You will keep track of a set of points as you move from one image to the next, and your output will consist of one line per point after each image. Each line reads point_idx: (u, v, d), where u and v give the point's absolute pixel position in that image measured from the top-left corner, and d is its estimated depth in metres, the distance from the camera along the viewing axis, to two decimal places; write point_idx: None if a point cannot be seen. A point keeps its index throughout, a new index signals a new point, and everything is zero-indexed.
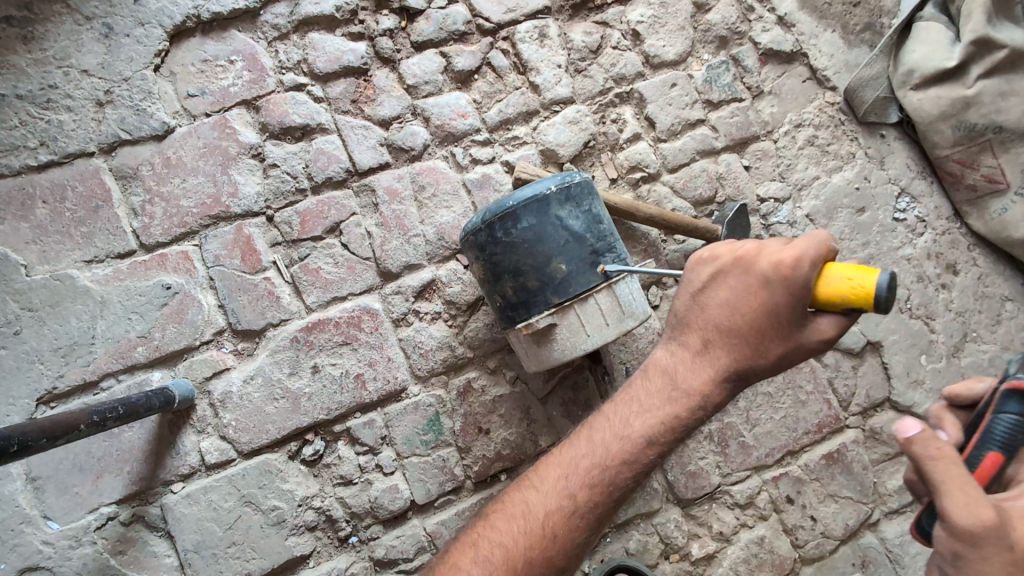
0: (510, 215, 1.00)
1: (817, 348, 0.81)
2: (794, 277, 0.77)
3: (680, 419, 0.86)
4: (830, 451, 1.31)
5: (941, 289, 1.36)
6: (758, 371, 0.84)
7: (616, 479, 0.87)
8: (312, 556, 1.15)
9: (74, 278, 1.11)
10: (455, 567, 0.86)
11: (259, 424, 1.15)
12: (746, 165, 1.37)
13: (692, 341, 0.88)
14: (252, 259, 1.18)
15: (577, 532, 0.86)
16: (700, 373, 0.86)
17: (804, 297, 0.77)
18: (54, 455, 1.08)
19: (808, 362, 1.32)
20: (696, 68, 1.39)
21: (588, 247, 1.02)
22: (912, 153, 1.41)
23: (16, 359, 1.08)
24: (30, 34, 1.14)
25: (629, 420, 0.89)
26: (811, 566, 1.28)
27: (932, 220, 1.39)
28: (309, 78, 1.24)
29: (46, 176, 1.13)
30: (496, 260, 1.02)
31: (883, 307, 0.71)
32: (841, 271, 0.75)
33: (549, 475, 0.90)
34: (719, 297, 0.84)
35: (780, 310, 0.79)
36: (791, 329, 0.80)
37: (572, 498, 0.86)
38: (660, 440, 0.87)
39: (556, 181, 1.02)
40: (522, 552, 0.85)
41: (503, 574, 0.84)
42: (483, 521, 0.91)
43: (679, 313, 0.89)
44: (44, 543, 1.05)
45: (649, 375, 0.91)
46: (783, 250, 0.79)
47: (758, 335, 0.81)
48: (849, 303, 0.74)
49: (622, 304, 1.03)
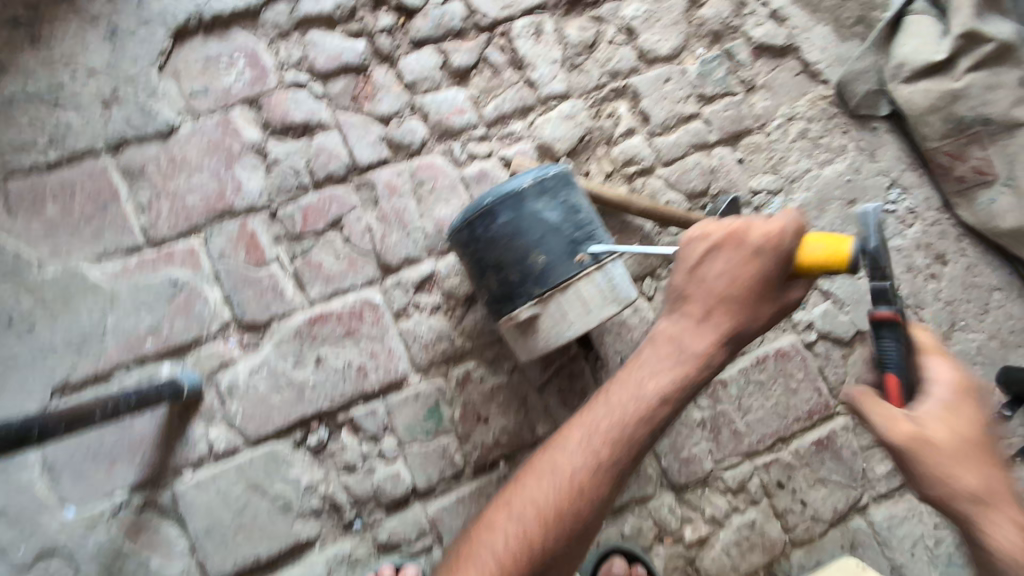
0: (489, 211, 1.03)
1: (796, 306, 0.91)
2: (783, 246, 0.84)
3: (690, 377, 0.91)
4: (820, 437, 1.34)
5: (930, 279, 1.39)
6: (753, 332, 0.91)
7: (635, 436, 0.90)
8: (317, 540, 1.19)
9: (85, 272, 1.15)
10: (492, 527, 0.91)
11: (265, 413, 1.19)
12: (739, 158, 1.39)
13: (694, 310, 0.91)
14: (257, 253, 1.22)
15: (601, 487, 0.90)
16: (706, 336, 0.90)
17: (789, 264, 0.85)
18: (69, 443, 1.13)
19: (799, 351, 1.35)
20: (691, 62, 1.41)
21: (565, 238, 1.04)
22: (903, 145, 1.43)
23: (31, 351, 1.12)
24: (38, 36, 1.17)
25: (643, 381, 0.92)
26: (801, 548, 1.32)
27: (922, 211, 1.41)
28: (309, 76, 1.27)
29: (55, 174, 1.16)
30: (479, 255, 1.06)
31: (857, 269, 0.80)
32: (818, 241, 0.83)
33: (570, 437, 0.93)
34: (716, 268, 0.89)
35: (771, 277, 0.86)
36: (778, 292, 0.88)
37: (595, 455, 0.90)
38: (673, 398, 0.91)
39: (531, 176, 1.06)
40: (553, 509, 0.89)
41: (537, 531, 0.88)
42: (511, 484, 0.94)
43: (678, 287, 0.92)
44: (61, 528, 1.10)
45: (657, 342, 0.93)
46: (769, 222, 0.86)
47: (754, 300, 0.88)
48: (828, 269, 0.83)
49: (604, 290, 1.06)
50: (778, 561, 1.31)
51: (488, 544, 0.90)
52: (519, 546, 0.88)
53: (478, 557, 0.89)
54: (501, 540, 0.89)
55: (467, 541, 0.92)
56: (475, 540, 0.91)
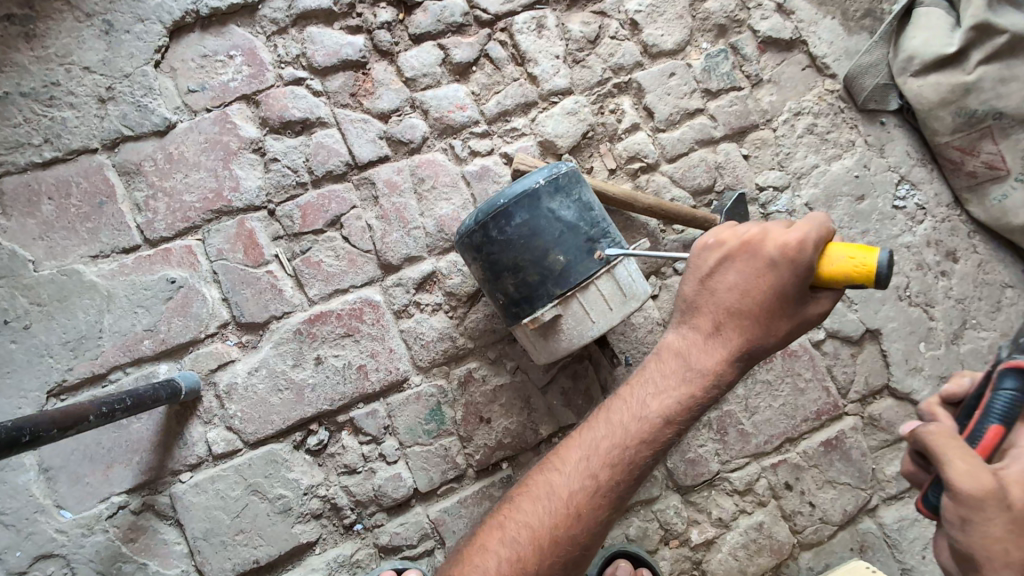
0: (503, 213, 1.01)
1: (814, 322, 0.87)
2: (801, 259, 0.80)
3: (695, 398, 0.88)
4: (829, 438, 1.32)
5: (941, 277, 1.36)
6: (764, 350, 0.88)
7: (635, 458, 0.88)
8: (318, 543, 1.18)
9: (81, 272, 1.13)
10: (484, 549, 0.88)
11: (264, 415, 1.17)
12: (745, 154, 1.37)
13: (703, 323, 0.89)
14: (255, 252, 1.20)
15: (600, 510, 0.88)
16: (713, 353, 0.88)
17: (807, 278, 0.81)
18: (65, 446, 1.11)
19: (807, 351, 1.33)
20: (695, 57, 1.39)
21: (581, 236, 1.03)
22: (912, 140, 1.40)
23: (27, 352, 1.10)
24: (32, 32, 1.15)
25: (646, 400, 0.90)
26: (809, 551, 1.29)
27: (932, 207, 1.38)
28: (308, 72, 1.25)
29: (50, 173, 1.15)
30: (494, 258, 1.03)
31: (883, 282, 0.76)
32: (843, 249, 0.79)
33: (571, 456, 0.91)
34: (728, 280, 0.87)
35: (788, 291, 0.83)
36: (796, 306, 0.84)
37: (594, 477, 0.88)
38: (677, 419, 0.88)
39: (544, 175, 1.03)
40: (549, 532, 0.87)
41: (531, 555, 0.86)
42: (508, 504, 0.92)
43: (688, 297, 0.91)
44: (58, 532, 1.09)
45: (662, 357, 0.92)
46: (787, 233, 0.83)
47: (767, 315, 0.84)
48: (851, 280, 0.79)
49: (624, 287, 1.05)
50: (786, 564, 1.28)
51: (480, 567, 0.86)
52: (512, 571, 0.85)
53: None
54: (495, 564, 0.86)
55: (460, 560, 0.89)
56: (467, 561, 0.88)
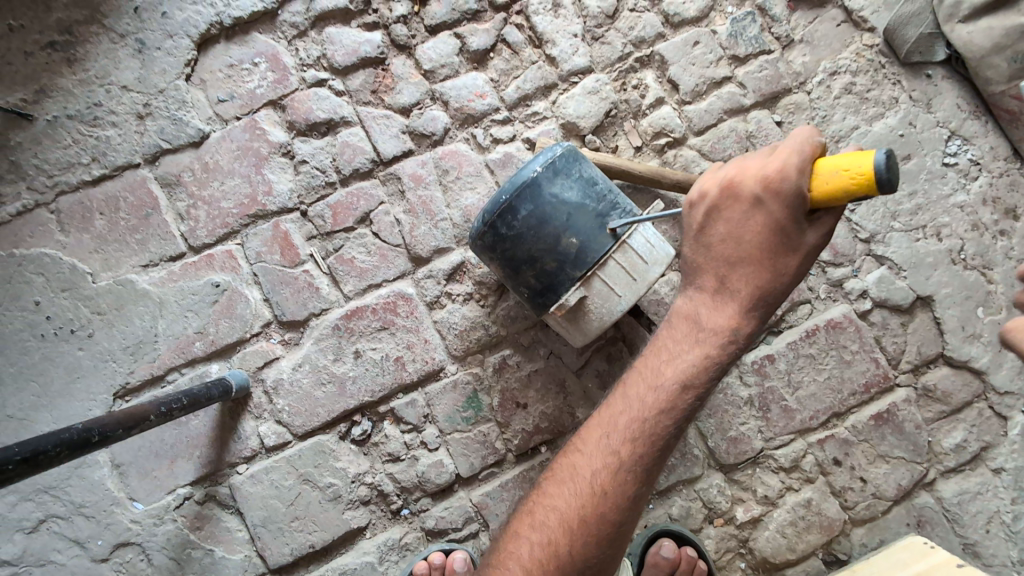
0: (507, 209, 1.00)
1: (824, 245, 0.83)
2: (787, 187, 0.78)
3: (711, 357, 0.86)
4: (879, 411, 1.27)
5: (999, 237, 1.28)
6: (780, 292, 0.84)
7: (656, 429, 0.87)
8: (368, 528, 1.23)
9: (134, 281, 1.21)
10: (516, 535, 0.91)
11: (310, 408, 1.22)
12: (777, 121, 1.31)
13: (708, 282, 0.88)
14: (290, 253, 1.24)
15: (628, 485, 0.87)
16: (724, 310, 0.86)
17: (800, 204, 0.78)
18: (134, 443, 1.20)
19: (853, 321, 1.27)
20: (720, 22, 1.33)
21: (591, 214, 1.02)
22: (963, 92, 1.31)
23: (92, 358, 1.19)
24: (73, 57, 1.22)
25: (660, 369, 0.89)
26: (862, 527, 1.25)
27: (987, 162, 1.29)
28: (330, 73, 1.27)
29: (100, 189, 1.22)
30: (509, 254, 1.03)
31: (885, 186, 0.68)
32: (835, 164, 0.73)
33: (590, 437, 0.91)
34: (720, 231, 0.85)
35: (783, 224, 0.80)
36: (798, 238, 0.81)
37: (616, 454, 0.88)
38: (695, 382, 0.86)
39: (540, 161, 1.01)
40: (576, 514, 0.88)
41: (562, 537, 0.87)
42: (538, 489, 0.94)
43: (688, 258, 0.90)
44: (132, 522, 1.18)
45: (674, 323, 0.91)
46: (766, 163, 0.80)
47: (769, 256, 0.82)
48: (850, 194, 0.72)
49: (644, 255, 1.04)
50: (837, 540, 1.25)
51: (515, 553, 0.89)
52: (544, 555, 0.87)
53: (506, 565, 0.89)
54: (527, 549, 0.89)
55: (496, 551, 0.92)
56: (502, 550, 0.91)
